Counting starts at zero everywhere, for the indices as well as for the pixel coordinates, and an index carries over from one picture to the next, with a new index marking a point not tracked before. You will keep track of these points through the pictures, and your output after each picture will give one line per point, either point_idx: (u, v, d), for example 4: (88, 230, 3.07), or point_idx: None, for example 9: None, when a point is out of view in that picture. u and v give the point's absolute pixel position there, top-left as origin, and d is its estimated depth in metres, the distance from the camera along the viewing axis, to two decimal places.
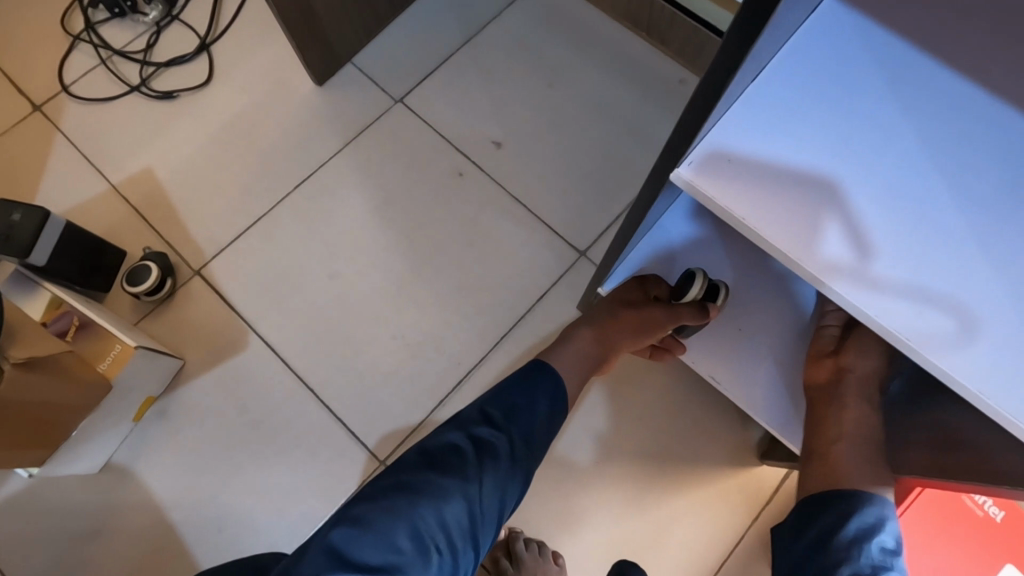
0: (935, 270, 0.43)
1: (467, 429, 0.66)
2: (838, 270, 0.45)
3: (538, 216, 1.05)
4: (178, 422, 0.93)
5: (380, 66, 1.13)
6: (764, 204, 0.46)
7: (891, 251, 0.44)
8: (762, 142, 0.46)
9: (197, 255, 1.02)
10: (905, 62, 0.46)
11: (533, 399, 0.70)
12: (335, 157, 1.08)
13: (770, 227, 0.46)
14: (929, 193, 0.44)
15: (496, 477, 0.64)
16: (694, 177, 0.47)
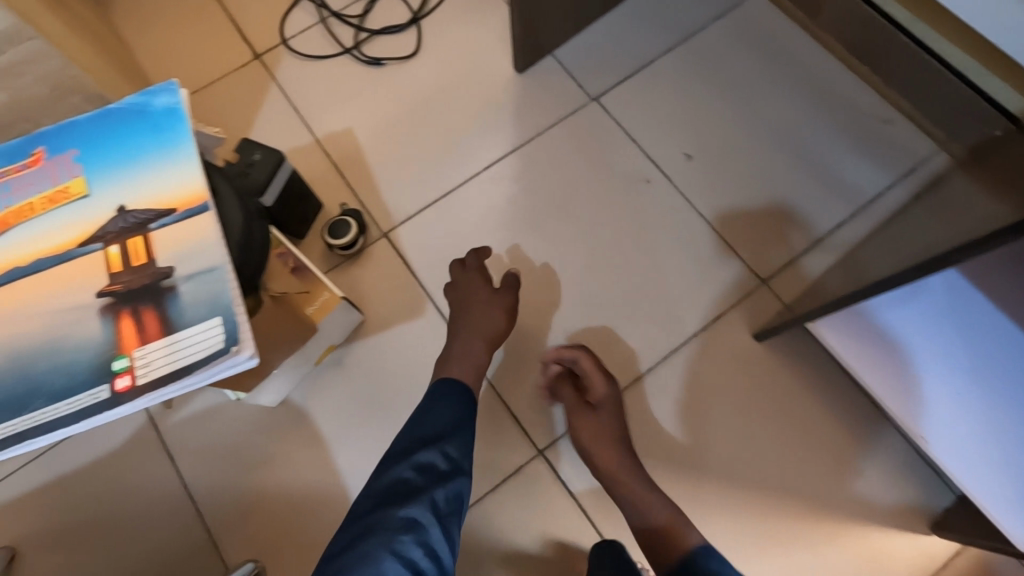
0: None
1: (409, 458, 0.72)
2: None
3: (722, 236, 1.03)
4: (352, 374, 0.97)
5: (580, 62, 1.14)
6: None
7: None
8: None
9: (386, 218, 1.06)
10: None
11: (430, 427, 0.76)
12: (527, 145, 1.10)
13: None
14: None
15: (444, 490, 0.69)
16: None
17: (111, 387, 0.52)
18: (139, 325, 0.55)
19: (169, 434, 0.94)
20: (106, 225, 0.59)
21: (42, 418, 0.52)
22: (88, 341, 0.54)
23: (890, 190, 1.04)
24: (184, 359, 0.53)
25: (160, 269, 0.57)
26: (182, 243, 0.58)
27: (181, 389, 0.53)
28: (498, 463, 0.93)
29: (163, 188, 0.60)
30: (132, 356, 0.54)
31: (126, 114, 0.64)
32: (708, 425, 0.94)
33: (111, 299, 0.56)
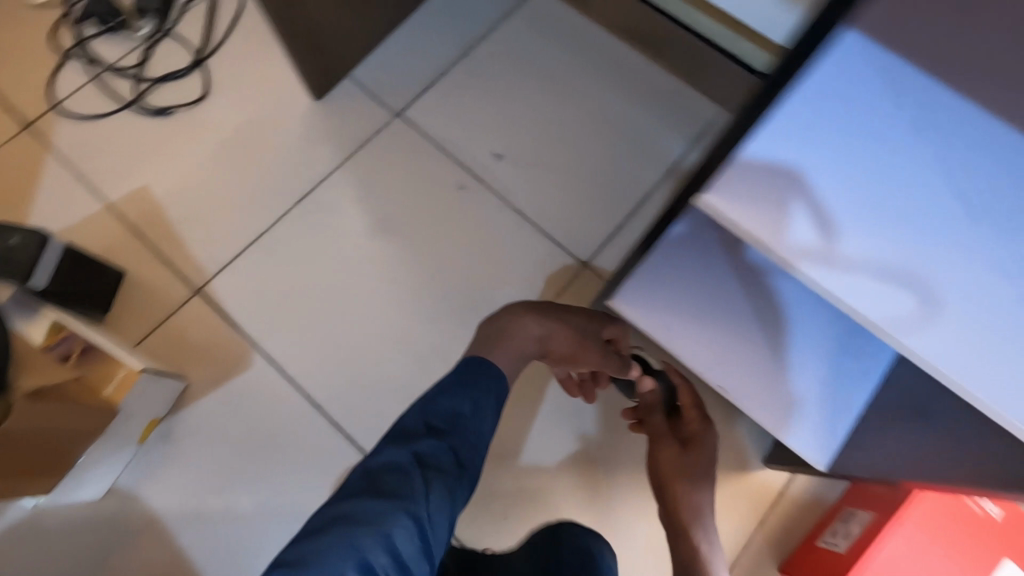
0: (941, 274, 0.40)
1: (398, 448, 0.60)
2: (836, 265, 0.41)
3: (540, 227, 1.05)
4: (184, 444, 0.92)
5: (377, 79, 1.13)
6: (775, 218, 0.42)
7: (932, 277, 0.40)
8: (811, 134, 0.43)
9: (198, 272, 1.01)
10: (906, 71, 0.43)
11: (475, 423, 0.64)
12: (337, 171, 1.08)
13: (789, 236, 0.42)
14: (937, 199, 0.41)
15: (442, 488, 0.58)
16: (715, 200, 0.43)
17: None
18: None
19: None
20: None
21: None
22: None
23: (686, 155, 1.09)
24: None
25: None
26: None
27: None
28: None
29: None
30: None
31: None
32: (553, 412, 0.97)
33: None
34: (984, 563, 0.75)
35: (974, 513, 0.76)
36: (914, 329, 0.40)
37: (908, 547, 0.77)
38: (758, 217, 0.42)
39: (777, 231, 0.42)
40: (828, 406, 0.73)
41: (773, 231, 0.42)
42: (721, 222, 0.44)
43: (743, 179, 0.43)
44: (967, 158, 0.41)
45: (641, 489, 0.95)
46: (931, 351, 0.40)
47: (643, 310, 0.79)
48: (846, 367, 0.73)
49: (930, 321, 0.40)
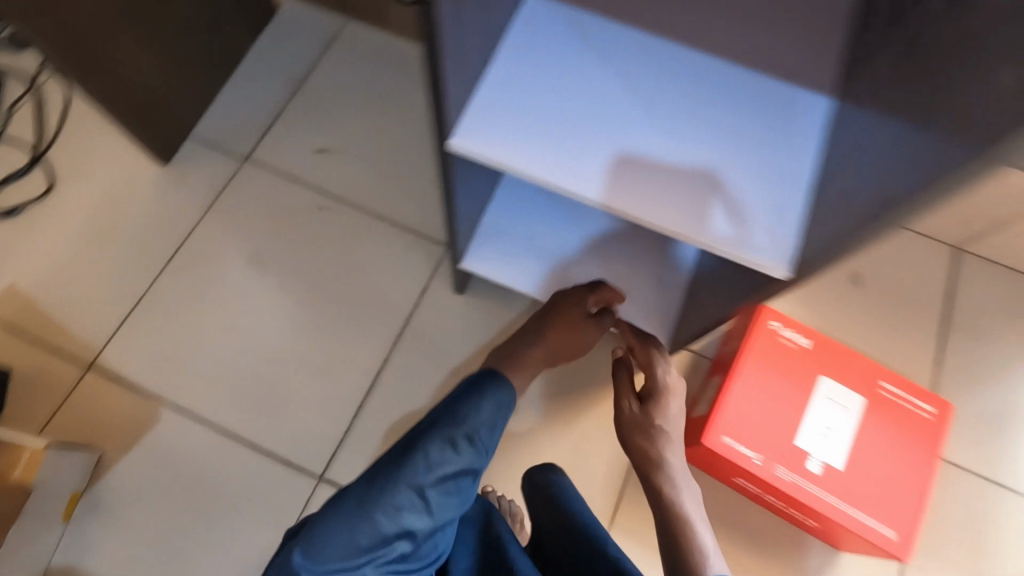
0: (676, 167, 0.61)
1: (421, 448, 0.62)
2: (642, 179, 0.61)
3: (400, 223, 1.16)
4: (112, 508, 0.96)
5: (219, 132, 1.22)
6: (563, 166, 0.60)
7: (669, 171, 0.61)
8: (540, 86, 0.61)
9: (87, 349, 1.04)
10: (612, 40, 0.63)
11: (484, 420, 0.66)
12: (201, 223, 1.14)
13: (571, 180, 0.60)
14: (649, 123, 0.61)
15: (455, 482, 0.62)
16: (506, 164, 0.60)
17: None
18: None
19: None
20: None
21: None
22: None
23: None
24: None
25: None
26: None
27: None
28: (284, 507, 0.97)
29: None
30: None
31: None
32: (452, 377, 1.06)
33: None
34: (810, 381, 0.93)
35: (795, 346, 0.95)
36: (664, 190, 0.61)
37: (757, 381, 0.92)
38: (546, 168, 0.60)
39: (558, 162, 0.60)
40: (648, 291, 0.91)
41: (557, 175, 0.60)
42: (517, 174, 0.60)
43: (519, 133, 0.60)
44: (638, 72, 0.62)
45: (546, 419, 1.05)
46: (677, 201, 0.61)
47: (489, 258, 0.95)
48: (652, 260, 0.92)
49: (671, 182, 0.61)
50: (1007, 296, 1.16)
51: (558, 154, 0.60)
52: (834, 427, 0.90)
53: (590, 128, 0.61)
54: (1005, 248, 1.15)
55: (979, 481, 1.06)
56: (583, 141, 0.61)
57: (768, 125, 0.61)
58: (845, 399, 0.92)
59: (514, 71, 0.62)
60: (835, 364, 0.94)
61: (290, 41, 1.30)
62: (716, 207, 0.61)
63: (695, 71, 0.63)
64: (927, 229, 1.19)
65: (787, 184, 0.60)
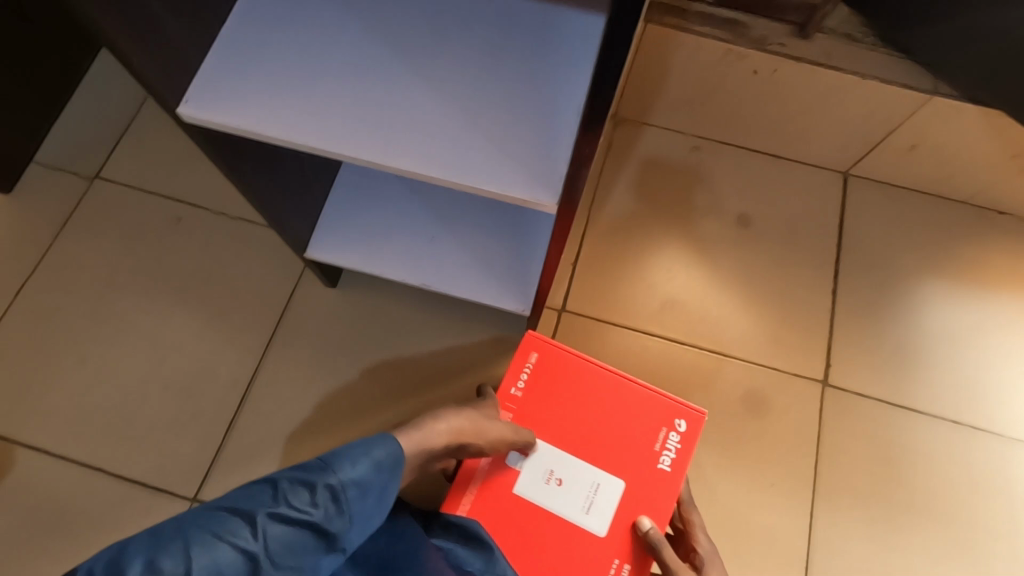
0: (423, 106, 0.55)
1: (272, 481, 0.52)
2: (382, 121, 0.54)
3: (262, 224, 1.10)
4: None
5: (62, 154, 1.14)
6: (289, 120, 0.54)
7: (414, 112, 0.55)
8: (263, 41, 0.56)
9: None
10: None
11: (363, 476, 0.55)
12: (48, 252, 1.08)
13: (300, 132, 0.54)
14: (386, 62, 0.56)
15: (301, 535, 0.50)
16: (227, 124, 0.54)
17: None
18: None
19: None
20: None
21: None
22: None
23: None
24: None
25: None
26: None
27: None
28: None
29: None
30: None
31: None
32: (328, 376, 1.01)
33: None
34: (609, 461, 0.76)
35: (650, 448, 0.77)
36: (415, 138, 0.54)
37: (552, 387, 0.79)
38: (271, 124, 0.54)
39: (295, 123, 0.54)
40: (503, 255, 0.87)
41: (284, 131, 0.53)
42: (240, 134, 0.54)
43: (245, 93, 0.54)
44: (370, 11, 0.57)
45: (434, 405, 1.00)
46: (432, 150, 0.54)
47: (334, 244, 0.87)
48: (503, 222, 0.87)
49: (418, 130, 0.54)
50: (895, 215, 1.13)
51: (280, 108, 0.54)
52: (562, 492, 0.75)
53: (317, 76, 0.55)
54: (885, 166, 1.11)
55: (879, 406, 1.04)
56: (310, 90, 0.55)
57: (517, 54, 0.56)
58: (593, 521, 0.75)
59: (236, 24, 0.56)
60: (641, 500, 0.75)
61: None
62: (469, 146, 0.54)
63: (438, 7, 0.57)
64: (808, 158, 1.15)
65: (542, 118, 0.54)
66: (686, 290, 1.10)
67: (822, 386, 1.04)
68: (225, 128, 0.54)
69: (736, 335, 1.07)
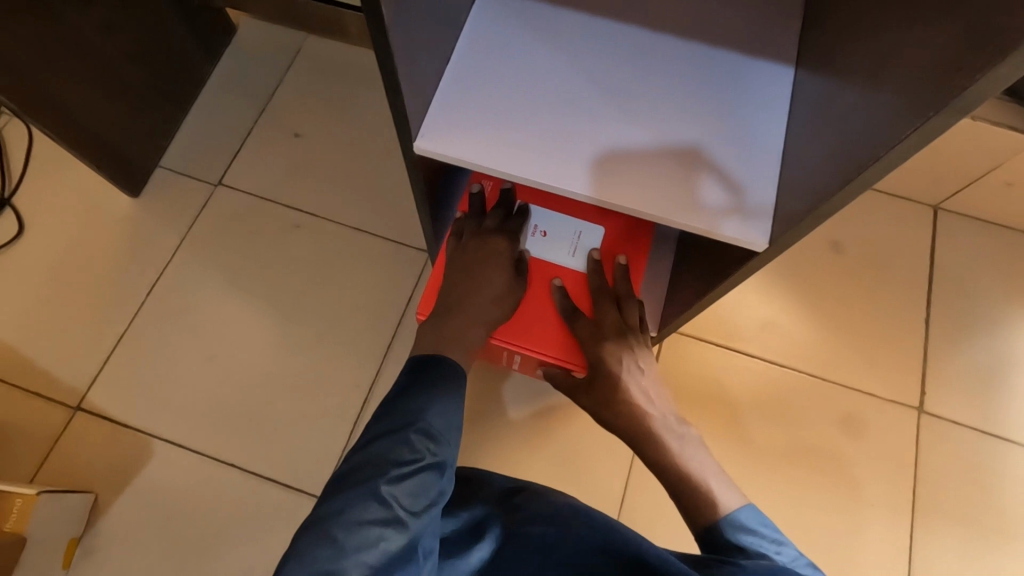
0: (631, 146, 0.60)
1: (367, 447, 0.60)
2: (597, 159, 0.60)
3: (379, 234, 1.15)
4: (110, 551, 0.94)
5: (188, 160, 1.20)
6: (514, 155, 0.60)
7: (623, 151, 0.61)
8: (486, 81, 0.62)
9: (70, 391, 1.02)
10: (553, 26, 0.64)
11: (439, 407, 0.64)
12: (176, 254, 1.13)
13: (524, 167, 0.59)
14: (598, 104, 0.61)
15: (417, 479, 0.57)
16: (460, 158, 0.59)
17: None
18: None
19: None
20: None
21: None
22: None
23: None
24: None
25: None
26: None
27: None
28: (286, 531, 0.96)
29: None
30: None
31: None
32: None
33: None
34: (588, 212, 0.81)
35: None
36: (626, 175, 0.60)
37: None
38: (497, 159, 0.59)
39: (520, 158, 0.60)
40: None
41: (510, 166, 0.59)
42: (468, 167, 0.60)
43: (476, 127, 0.60)
44: (582, 56, 0.63)
45: (549, 416, 1.04)
46: (642, 187, 0.60)
47: None
48: None
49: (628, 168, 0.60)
50: (987, 249, 1.17)
51: (504, 142, 0.60)
52: (545, 242, 0.80)
53: (536, 114, 0.61)
54: (980, 201, 1.15)
55: (974, 435, 1.07)
56: (531, 127, 0.60)
57: (721, 96, 0.62)
58: (579, 261, 0.79)
59: (461, 64, 0.62)
60: (620, 239, 0.80)
61: (252, 63, 1.28)
62: (690, 179, 0.60)
63: (644, 49, 0.63)
64: (902, 190, 1.19)
65: (742, 160, 0.60)
66: (784, 313, 1.14)
67: (918, 413, 1.08)
68: (468, 164, 0.60)
69: (832, 359, 1.11)
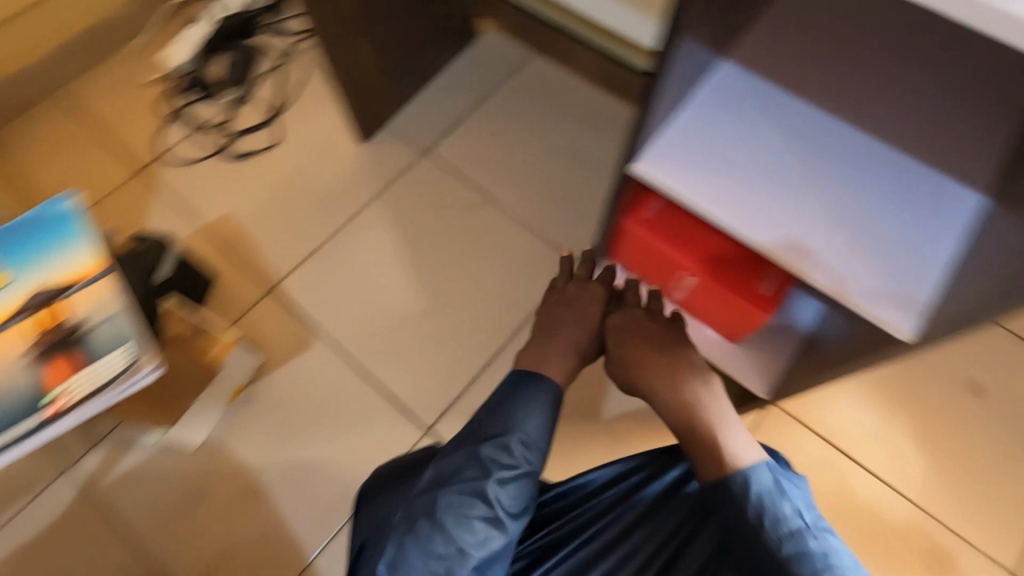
0: (804, 213, 0.71)
1: (471, 448, 0.74)
2: (770, 216, 0.72)
3: (541, 233, 1.32)
4: (261, 406, 1.16)
5: (411, 127, 1.44)
6: (704, 194, 0.73)
7: (796, 214, 0.71)
8: (700, 128, 0.75)
9: (272, 275, 1.28)
10: (771, 97, 0.75)
11: (534, 420, 0.78)
12: (379, 196, 1.36)
13: (709, 206, 0.72)
14: (786, 171, 0.72)
15: (511, 484, 0.72)
16: (663, 183, 0.74)
17: (48, 413, 0.72)
18: (60, 367, 0.74)
19: (110, 493, 1.09)
20: (31, 299, 0.77)
21: (22, 438, 0.71)
22: (27, 387, 0.73)
23: None
24: (87, 392, 0.73)
25: (28, 310, 0.76)
26: (67, 298, 0.78)
27: (82, 412, 0.73)
28: (394, 444, 1.13)
29: (62, 265, 0.80)
30: (57, 391, 0.73)
31: (21, 224, 0.81)
32: None
33: (38, 352, 0.74)
34: None
35: None
36: (793, 234, 0.71)
37: None
38: (691, 193, 0.73)
39: (709, 198, 0.72)
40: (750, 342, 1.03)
41: (700, 201, 0.72)
42: (665, 192, 0.74)
43: (682, 164, 0.74)
44: (784, 128, 0.74)
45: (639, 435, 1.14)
46: (802, 250, 0.70)
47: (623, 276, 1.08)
48: None
49: (796, 230, 0.71)
50: None
51: (700, 181, 0.73)
52: None
53: (732, 166, 0.73)
54: None
55: None
56: (725, 175, 0.73)
57: (898, 192, 0.70)
58: None
59: (687, 109, 0.75)
60: None
61: (483, 64, 1.51)
62: (853, 262, 0.69)
63: (844, 139, 0.73)
64: None
65: (899, 251, 0.68)
66: (894, 428, 1.15)
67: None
68: (669, 191, 0.74)
69: (932, 490, 1.10)
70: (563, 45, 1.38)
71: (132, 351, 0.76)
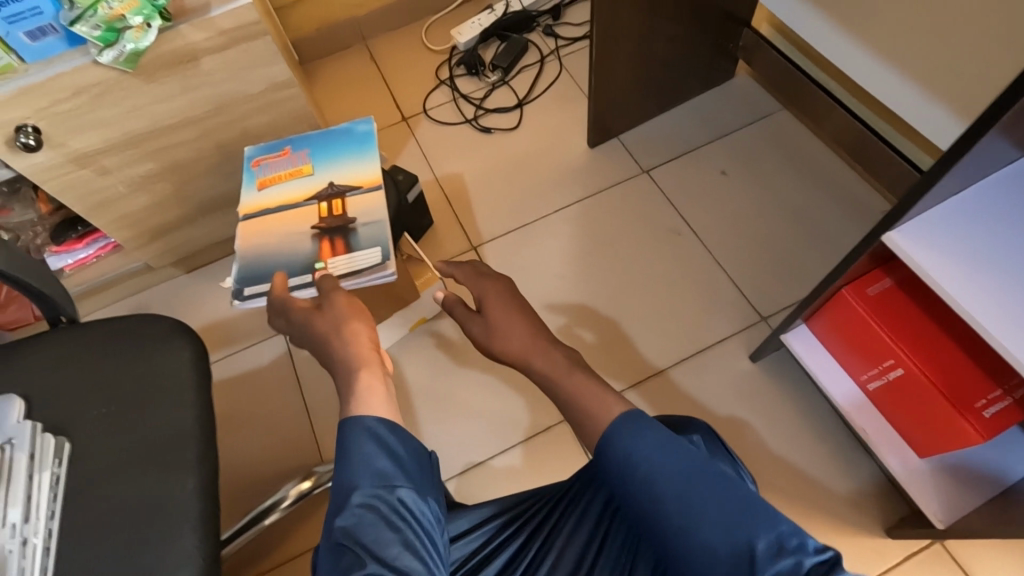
0: None
1: (332, 537, 0.52)
2: None
3: (735, 281, 1.33)
4: (435, 341, 1.30)
5: (639, 145, 1.51)
6: (960, 284, 0.68)
7: None
8: (977, 218, 0.70)
9: (478, 236, 1.43)
10: None
11: (377, 458, 0.56)
12: (590, 198, 1.46)
13: (962, 298, 0.67)
14: None
15: (388, 531, 0.52)
16: (916, 261, 0.70)
17: (313, 276, 0.88)
18: (332, 246, 0.91)
19: (301, 364, 1.31)
20: (322, 190, 0.98)
21: None
22: (305, 253, 0.91)
23: None
24: (345, 271, 0.89)
25: (323, 196, 0.97)
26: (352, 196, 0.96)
27: (336, 286, 0.88)
28: (533, 419, 1.21)
29: (352, 172, 1.00)
30: (324, 261, 0.89)
31: (336, 134, 1.05)
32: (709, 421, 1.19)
33: (321, 230, 0.93)
34: None
35: None
36: None
37: None
38: (946, 279, 0.68)
39: (963, 290, 0.68)
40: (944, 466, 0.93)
41: (955, 291, 0.68)
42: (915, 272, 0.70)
43: (942, 249, 0.70)
44: None
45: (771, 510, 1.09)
46: None
47: (815, 346, 1.03)
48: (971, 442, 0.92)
49: None
50: None
51: (959, 270, 0.69)
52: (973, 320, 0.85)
53: (1002, 266, 0.68)
54: None
55: None
56: (991, 273, 0.68)
57: None
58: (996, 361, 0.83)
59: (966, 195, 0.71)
60: None
61: (725, 105, 1.54)
62: None
63: None
64: None
65: None
66: None
67: None
68: (919, 270, 0.70)
69: None
70: (819, 109, 1.36)
71: (384, 252, 0.90)
